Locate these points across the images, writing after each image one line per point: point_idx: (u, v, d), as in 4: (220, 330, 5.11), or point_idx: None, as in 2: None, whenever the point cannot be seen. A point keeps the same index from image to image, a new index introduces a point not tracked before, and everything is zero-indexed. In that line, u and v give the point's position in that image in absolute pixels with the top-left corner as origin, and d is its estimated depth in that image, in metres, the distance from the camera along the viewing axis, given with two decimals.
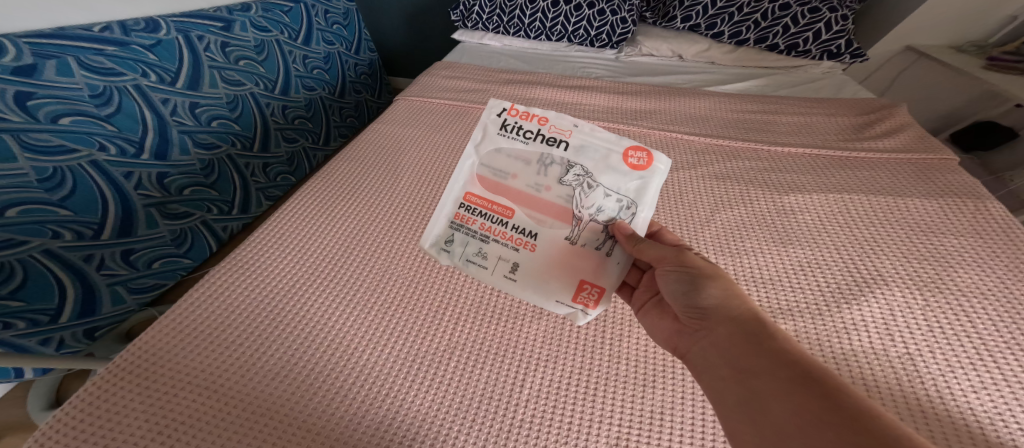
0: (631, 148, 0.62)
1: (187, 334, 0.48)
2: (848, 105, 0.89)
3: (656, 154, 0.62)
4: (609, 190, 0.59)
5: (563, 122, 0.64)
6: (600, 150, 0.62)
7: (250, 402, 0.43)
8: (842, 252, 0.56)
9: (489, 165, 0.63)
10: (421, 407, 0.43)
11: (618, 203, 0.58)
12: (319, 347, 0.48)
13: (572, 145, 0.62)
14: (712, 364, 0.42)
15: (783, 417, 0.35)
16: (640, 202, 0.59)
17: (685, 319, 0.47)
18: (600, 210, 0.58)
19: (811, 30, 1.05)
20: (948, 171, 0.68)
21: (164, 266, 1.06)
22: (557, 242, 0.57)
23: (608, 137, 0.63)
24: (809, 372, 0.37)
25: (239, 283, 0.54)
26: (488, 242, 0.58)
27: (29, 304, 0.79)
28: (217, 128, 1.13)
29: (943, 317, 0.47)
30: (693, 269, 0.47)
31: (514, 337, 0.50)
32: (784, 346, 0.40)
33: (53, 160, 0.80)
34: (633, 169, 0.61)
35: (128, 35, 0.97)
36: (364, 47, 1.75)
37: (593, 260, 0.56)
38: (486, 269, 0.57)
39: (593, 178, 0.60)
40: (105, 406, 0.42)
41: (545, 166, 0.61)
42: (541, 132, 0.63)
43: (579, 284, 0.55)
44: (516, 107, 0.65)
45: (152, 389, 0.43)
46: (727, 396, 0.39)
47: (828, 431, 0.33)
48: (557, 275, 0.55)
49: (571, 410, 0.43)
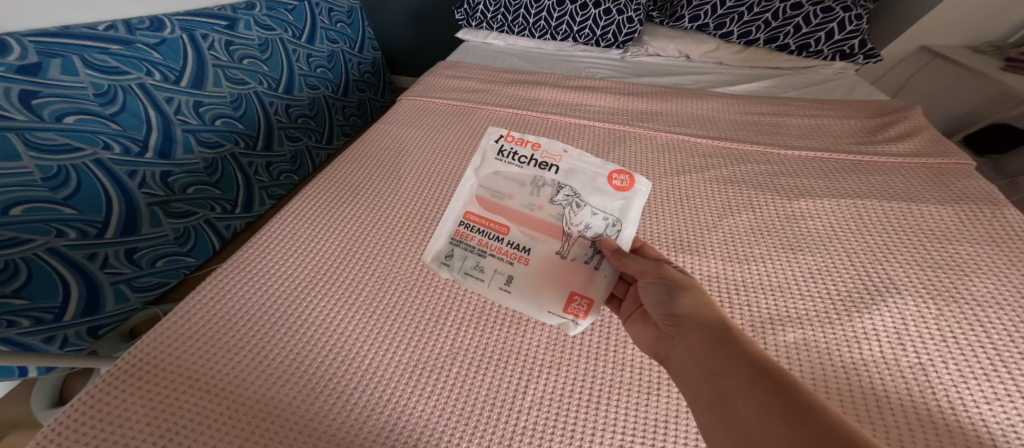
0: (614, 172, 0.66)
1: (185, 336, 0.48)
2: (862, 107, 0.88)
3: (637, 177, 0.66)
4: (596, 209, 0.61)
5: (554, 148, 0.69)
6: (587, 173, 0.65)
7: (249, 407, 0.42)
8: (853, 259, 0.54)
9: (488, 186, 0.64)
10: (421, 413, 0.42)
11: (604, 221, 0.60)
12: (319, 351, 0.47)
13: (561, 169, 0.66)
14: (687, 367, 0.41)
15: (748, 415, 0.35)
16: (625, 220, 0.60)
17: (662, 326, 0.46)
18: (588, 227, 0.59)
19: (824, 30, 1.04)
20: (964, 176, 0.67)
21: (167, 264, 1.06)
22: (550, 256, 0.57)
23: (594, 163, 0.67)
24: (771, 372, 0.37)
25: (237, 285, 0.53)
26: (485, 257, 0.57)
27: (34, 303, 0.79)
28: (221, 127, 1.13)
29: (957, 326, 0.46)
30: (671, 281, 0.48)
31: (516, 343, 0.49)
32: (749, 347, 0.40)
33: (57, 159, 0.80)
34: (617, 190, 0.64)
35: (132, 34, 0.97)
36: (367, 46, 1.74)
37: (582, 273, 0.56)
38: (482, 281, 0.55)
39: (581, 198, 0.62)
40: (103, 410, 0.41)
41: (538, 187, 0.63)
42: (534, 158, 0.66)
43: (570, 295, 0.54)
44: (512, 134, 0.69)
45: (149, 395, 0.43)
46: (699, 398, 0.39)
47: (789, 428, 0.33)
48: (550, 286, 0.54)
49: (575, 418, 0.42)
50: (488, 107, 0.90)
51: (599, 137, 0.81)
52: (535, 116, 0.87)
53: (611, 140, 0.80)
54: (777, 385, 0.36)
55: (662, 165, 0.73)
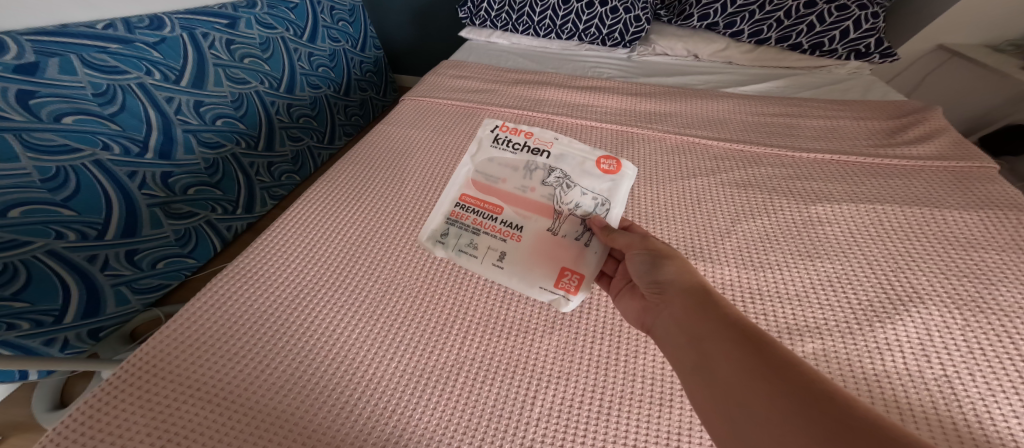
0: (602, 157, 0.70)
1: (180, 343, 0.46)
2: (878, 108, 0.86)
3: (624, 162, 0.70)
4: (586, 190, 0.64)
5: (546, 135, 0.73)
6: (577, 158, 0.69)
7: (244, 419, 0.40)
8: (873, 267, 0.52)
9: (483, 172, 0.67)
10: (425, 426, 0.40)
11: (594, 200, 0.63)
12: (318, 359, 0.45)
13: (553, 154, 0.70)
14: (670, 333, 0.41)
15: (728, 375, 0.34)
16: (613, 200, 0.64)
17: (648, 295, 0.46)
18: (578, 206, 0.62)
19: (839, 28, 1.01)
20: (987, 181, 0.65)
21: (168, 265, 1.04)
22: (541, 234, 0.59)
23: (583, 149, 0.71)
24: (750, 332, 0.36)
25: (235, 290, 0.51)
26: (479, 235, 0.59)
27: (35, 305, 0.78)
28: (222, 126, 1.12)
29: (984, 338, 0.44)
30: (657, 250, 0.47)
31: (525, 351, 0.46)
32: (731, 310, 0.39)
33: (55, 160, 0.79)
34: (605, 173, 0.67)
35: (131, 33, 0.96)
36: (370, 45, 1.73)
37: (572, 250, 0.57)
38: (475, 257, 0.57)
39: (571, 181, 0.65)
40: (91, 416, 0.39)
41: (530, 171, 0.67)
42: (527, 144, 0.71)
43: (561, 270, 0.54)
44: (506, 124, 0.74)
45: (139, 404, 0.40)
46: (682, 363, 0.38)
47: (767, 386, 0.32)
48: (542, 263, 0.55)
49: (587, 429, 0.39)
50: (493, 108, 0.89)
51: (607, 139, 0.80)
52: (541, 117, 0.86)
53: (619, 141, 0.79)
54: (754, 344, 0.35)
55: (673, 168, 0.72)
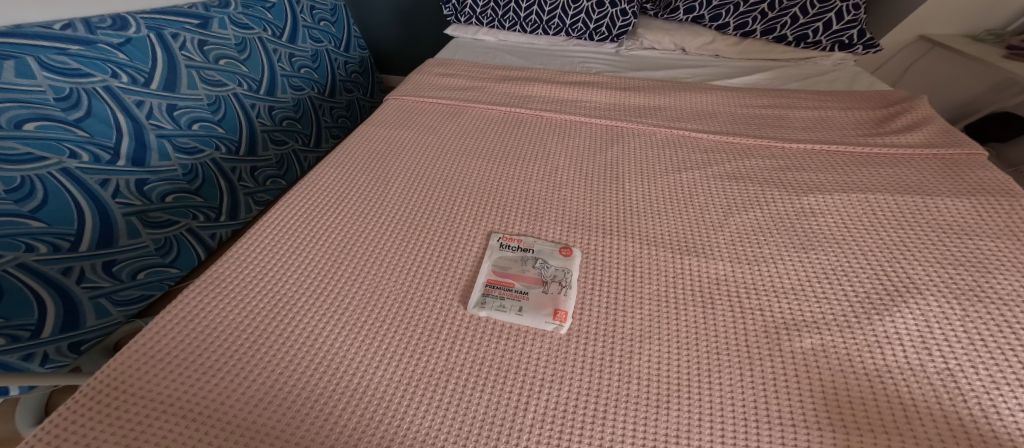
0: (563, 248, 0.56)
1: (152, 357, 0.43)
2: (865, 98, 0.86)
3: (574, 253, 0.55)
4: (545, 261, 0.54)
5: (543, 162, 0.73)
6: (555, 202, 0.64)
7: (218, 440, 0.36)
8: (868, 259, 0.52)
9: (483, 187, 0.67)
10: (412, 437, 0.37)
11: (549, 277, 0.52)
12: (300, 372, 0.42)
13: (553, 168, 0.71)
14: None
15: None
16: (569, 280, 0.51)
17: None
18: (541, 270, 0.53)
19: (822, 20, 1.02)
20: (979, 168, 0.65)
21: (149, 276, 0.98)
22: (519, 276, 0.52)
23: (552, 210, 0.63)
24: None
25: (210, 299, 0.49)
26: (495, 248, 0.56)
27: (10, 320, 0.73)
28: (199, 130, 1.08)
29: (985, 329, 0.42)
30: None
31: (516, 356, 0.44)
32: None
33: (19, 169, 0.76)
34: (565, 259, 0.54)
35: (93, 33, 0.93)
36: (353, 45, 1.69)
37: (546, 294, 0.50)
38: (483, 270, 0.53)
39: (538, 241, 0.57)
40: (56, 432, 0.36)
41: (530, 184, 0.68)
42: (525, 162, 0.73)
43: (552, 306, 0.48)
44: (508, 146, 0.76)
45: (97, 424, 0.37)
46: None
47: None
48: (529, 301, 0.49)
49: (580, 436, 0.37)
50: (480, 106, 0.87)
51: (596, 135, 0.79)
52: (530, 113, 0.85)
53: (608, 137, 0.78)
54: None
55: (663, 163, 0.71)
